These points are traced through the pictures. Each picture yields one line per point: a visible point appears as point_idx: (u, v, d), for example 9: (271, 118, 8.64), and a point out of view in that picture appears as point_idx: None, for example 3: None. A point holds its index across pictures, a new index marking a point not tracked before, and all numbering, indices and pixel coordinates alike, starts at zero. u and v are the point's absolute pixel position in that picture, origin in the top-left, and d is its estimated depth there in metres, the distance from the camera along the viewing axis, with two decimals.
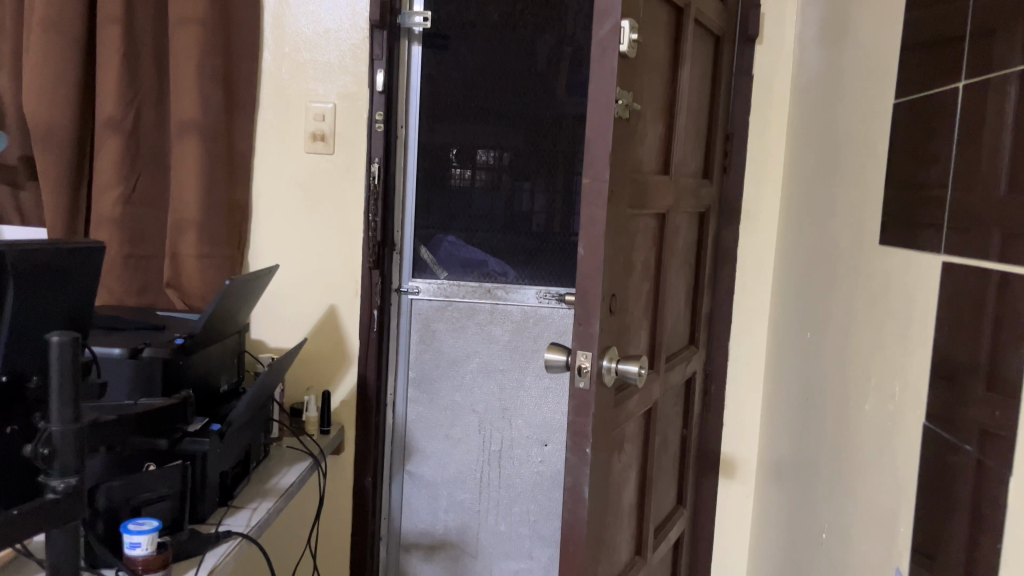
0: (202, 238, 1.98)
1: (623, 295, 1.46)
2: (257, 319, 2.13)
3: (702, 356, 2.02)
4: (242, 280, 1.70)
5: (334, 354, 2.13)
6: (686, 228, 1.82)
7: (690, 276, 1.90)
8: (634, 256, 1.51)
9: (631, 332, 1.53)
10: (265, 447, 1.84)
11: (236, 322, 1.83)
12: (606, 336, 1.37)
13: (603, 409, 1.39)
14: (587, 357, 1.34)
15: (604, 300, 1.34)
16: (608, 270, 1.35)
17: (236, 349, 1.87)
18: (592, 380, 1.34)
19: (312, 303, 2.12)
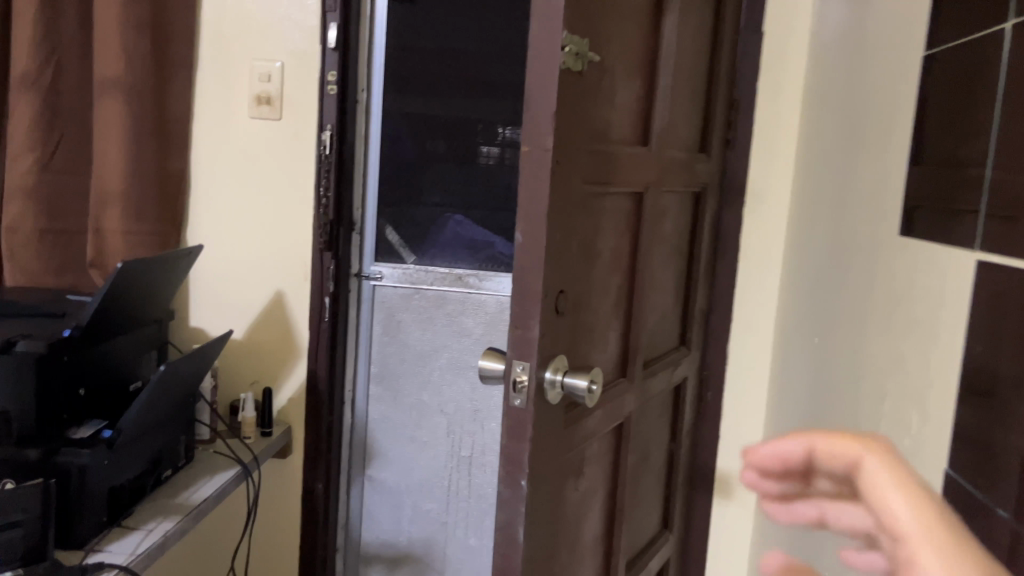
0: (128, 213, 1.75)
1: (579, 292, 1.20)
2: (195, 305, 1.90)
3: (695, 358, 1.75)
4: (150, 260, 1.47)
5: (280, 347, 1.89)
6: (674, 210, 1.54)
7: (681, 266, 1.63)
8: (597, 245, 1.24)
9: (591, 336, 1.26)
10: (186, 452, 1.62)
11: (153, 307, 1.60)
12: (550, 343, 1.11)
13: (546, 432, 1.13)
14: (524, 368, 1.08)
15: (546, 299, 1.08)
16: (553, 262, 1.09)
17: (155, 339, 1.64)
18: (529, 397, 1.08)
19: (257, 288, 1.88)
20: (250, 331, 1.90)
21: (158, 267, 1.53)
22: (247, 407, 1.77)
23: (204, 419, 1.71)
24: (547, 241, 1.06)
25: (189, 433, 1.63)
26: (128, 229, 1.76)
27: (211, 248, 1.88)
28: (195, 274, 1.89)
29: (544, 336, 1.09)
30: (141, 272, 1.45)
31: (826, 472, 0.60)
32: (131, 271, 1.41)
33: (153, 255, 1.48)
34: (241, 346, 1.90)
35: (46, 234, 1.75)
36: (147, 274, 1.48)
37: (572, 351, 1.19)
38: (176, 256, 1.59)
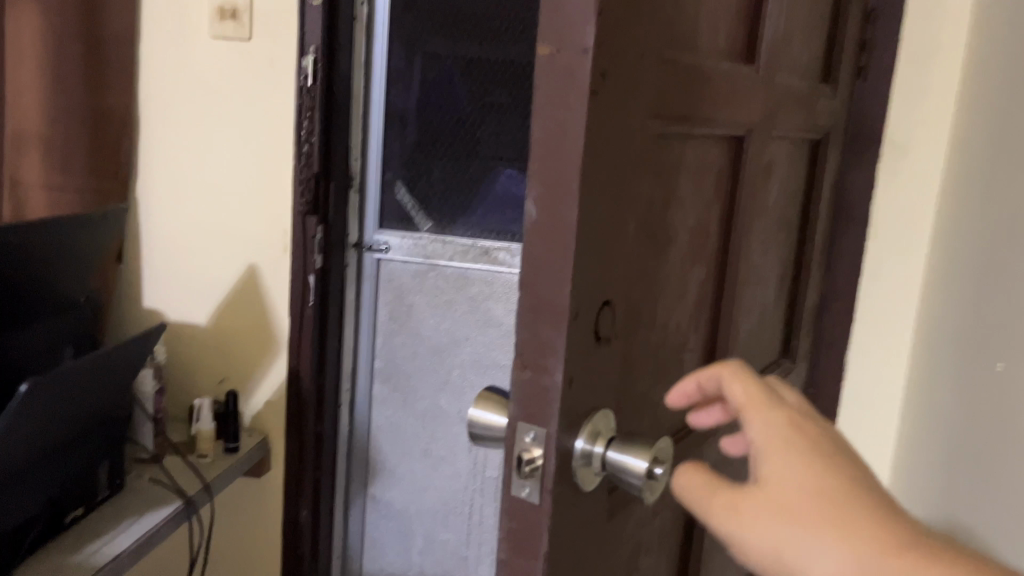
0: (53, 161, 1.36)
1: (637, 301, 0.73)
2: (149, 281, 1.48)
3: (800, 372, 1.28)
4: (17, 232, 1.06)
5: (254, 337, 1.47)
6: (785, 166, 1.06)
7: (788, 248, 1.14)
8: (669, 221, 0.77)
9: (656, 367, 0.80)
10: (107, 483, 1.22)
11: (56, 289, 1.18)
12: (586, 392, 0.65)
13: (576, 538, 0.68)
14: (538, 439, 0.63)
15: (577, 320, 0.62)
16: (593, 253, 0.62)
17: (71, 329, 1.23)
18: (546, 489, 0.63)
19: (225, 260, 1.46)
20: (217, 316, 1.48)
21: (42, 239, 1.11)
22: (203, 418, 1.36)
23: (144, 435, 1.33)
24: (579, 219, 0.60)
25: (111, 457, 1.23)
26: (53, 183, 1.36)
27: (167, 208, 1.46)
28: (147, 241, 1.48)
29: (575, 383, 0.63)
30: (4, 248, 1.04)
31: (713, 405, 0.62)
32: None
33: (25, 224, 1.07)
34: (206, 335, 1.48)
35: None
36: (20, 249, 1.07)
37: (624, 396, 0.73)
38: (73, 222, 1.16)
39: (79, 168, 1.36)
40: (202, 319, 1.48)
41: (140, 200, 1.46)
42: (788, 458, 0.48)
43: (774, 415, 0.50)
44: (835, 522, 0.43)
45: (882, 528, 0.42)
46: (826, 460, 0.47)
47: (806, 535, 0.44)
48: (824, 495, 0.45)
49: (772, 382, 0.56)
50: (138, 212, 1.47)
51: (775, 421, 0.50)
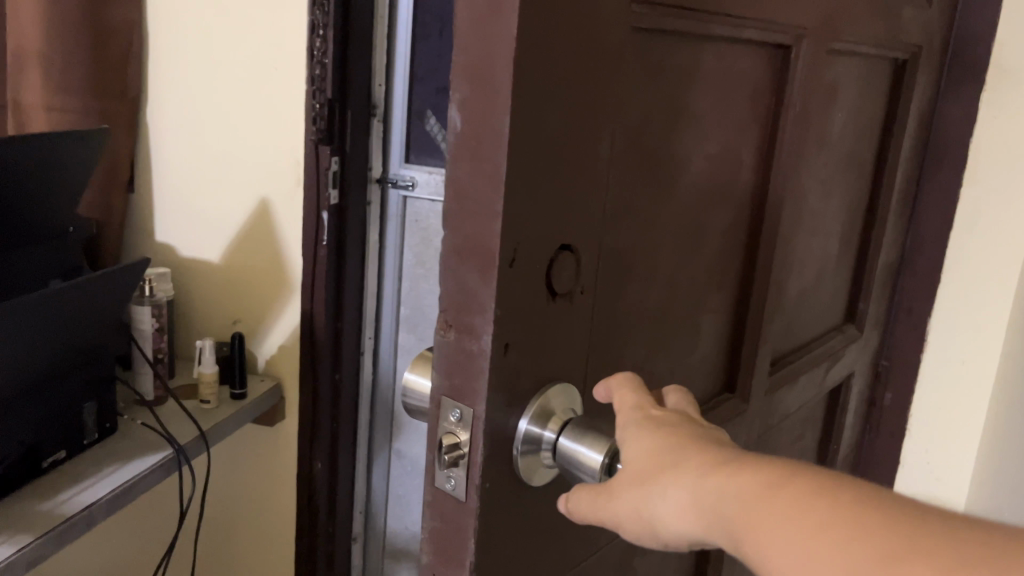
0: (52, 85, 1.26)
1: (622, 246, 0.56)
2: (160, 213, 1.41)
3: (869, 342, 1.09)
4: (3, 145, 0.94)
5: (267, 277, 1.38)
6: (854, 92, 0.86)
7: (858, 194, 0.95)
8: (676, 146, 0.59)
9: (656, 332, 0.63)
10: (93, 426, 1.14)
11: (39, 216, 1.07)
12: (535, 360, 0.50)
13: (520, 541, 0.54)
14: (463, 419, 0.49)
15: (515, 269, 0.46)
16: (540, 178, 0.46)
17: (55, 259, 1.13)
18: (473, 483, 0.49)
19: (236, 194, 1.36)
20: (229, 253, 1.39)
21: (31, 158, 0.99)
22: (205, 359, 1.27)
23: (143, 379, 1.24)
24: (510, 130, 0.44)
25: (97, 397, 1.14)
26: (54, 107, 1.27)
27: (177, 136, 1.36)
28: (158, 171, 1.39)
29: (514, 351, 0.48)
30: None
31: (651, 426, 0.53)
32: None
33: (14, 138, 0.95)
34: (218, 272, 1.40)
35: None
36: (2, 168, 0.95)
37: (600, 368, 0.57)
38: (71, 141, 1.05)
39: (80, 91, 1.27)
40: (214, 256, 1.40)
41: (150, 126, 1.37)
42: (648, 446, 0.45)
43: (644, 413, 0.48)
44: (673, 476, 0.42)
45: (707, 457, 0.42)
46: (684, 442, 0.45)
47: (653, 486, 0.43)
48: (666, 447, 0.44)
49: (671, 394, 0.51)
50: (149, 140, 1.38)
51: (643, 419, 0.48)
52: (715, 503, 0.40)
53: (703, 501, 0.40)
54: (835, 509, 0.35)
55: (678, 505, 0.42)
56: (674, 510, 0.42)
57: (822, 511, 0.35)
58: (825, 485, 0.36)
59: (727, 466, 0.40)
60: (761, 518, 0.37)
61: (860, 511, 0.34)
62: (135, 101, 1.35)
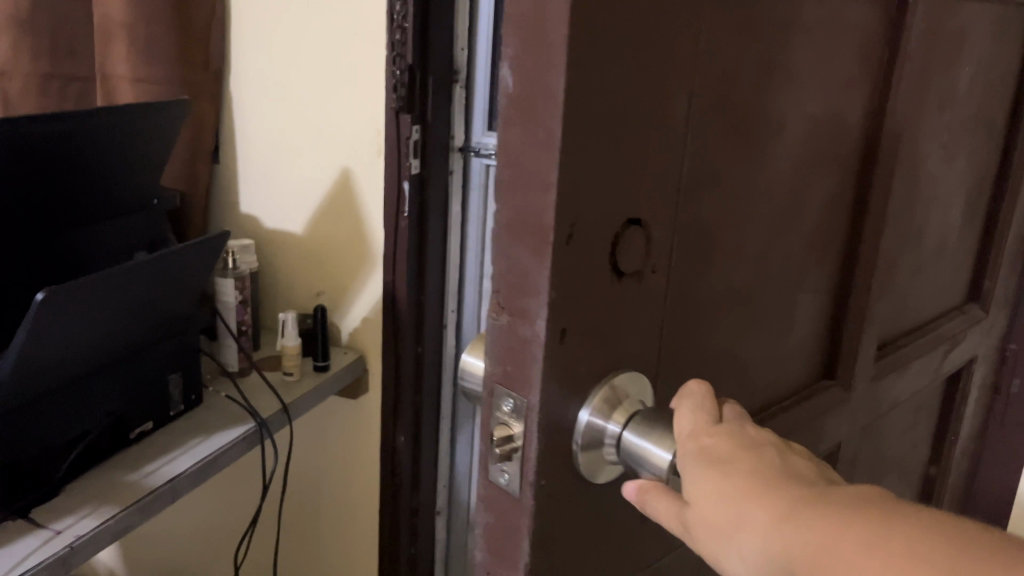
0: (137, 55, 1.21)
1: (709, 222, 0.49)
2: (244, 180, 1.37)
3: (994, 321, 0.97)
4: (86, 121, 0.89)
5: (351, 249, 1.33)
6: (988, 41, 0.75)
7: (984, 156, 0.84)
8: (771, 106, 0.51)
9: (749, 318, 0.55)
10: (179, 397, 1.06)
11: (122, 188, 1.02)
12: (601, 350, 0.43)
13: (583, 544, 0.48)
14: (519, 411, 0.43)
15: (571, 249, 0.40)
16: (604, 143, 0.40)
17: (137, 233, 1.07)
18: (529, 480, 0.43)
19: (318, 162, 1.31)
20: (313, 223, 1.34)
21: (117, 133, 0.94)
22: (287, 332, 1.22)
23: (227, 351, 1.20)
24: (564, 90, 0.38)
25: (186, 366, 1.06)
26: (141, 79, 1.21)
27: (262, 102, 1.31)
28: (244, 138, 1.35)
29: (574, 337, 0.42)
30: (62, 142, 0.87)
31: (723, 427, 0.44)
32: (36, 140, 0.84)
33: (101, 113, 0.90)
34: (303, 241, 1.36)
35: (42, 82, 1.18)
36: (83, 146, 0.90)
37: (680, 359, 0.50)
38: (154, 112, 0.98)
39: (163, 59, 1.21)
40: (299, 225, 1.36)
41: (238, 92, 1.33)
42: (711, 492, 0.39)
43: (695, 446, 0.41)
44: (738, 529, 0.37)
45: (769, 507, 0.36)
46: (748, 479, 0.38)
47: (720, 536, 0.38)
48: (719, 489, 0.39)
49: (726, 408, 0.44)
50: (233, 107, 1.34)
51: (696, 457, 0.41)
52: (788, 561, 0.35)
53: (774, 556, 0.36)
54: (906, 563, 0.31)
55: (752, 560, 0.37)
56: (746, 564, 0.37)
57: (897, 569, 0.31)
58: (911, 545, 0.32)
59: (797, 518, 0.35)
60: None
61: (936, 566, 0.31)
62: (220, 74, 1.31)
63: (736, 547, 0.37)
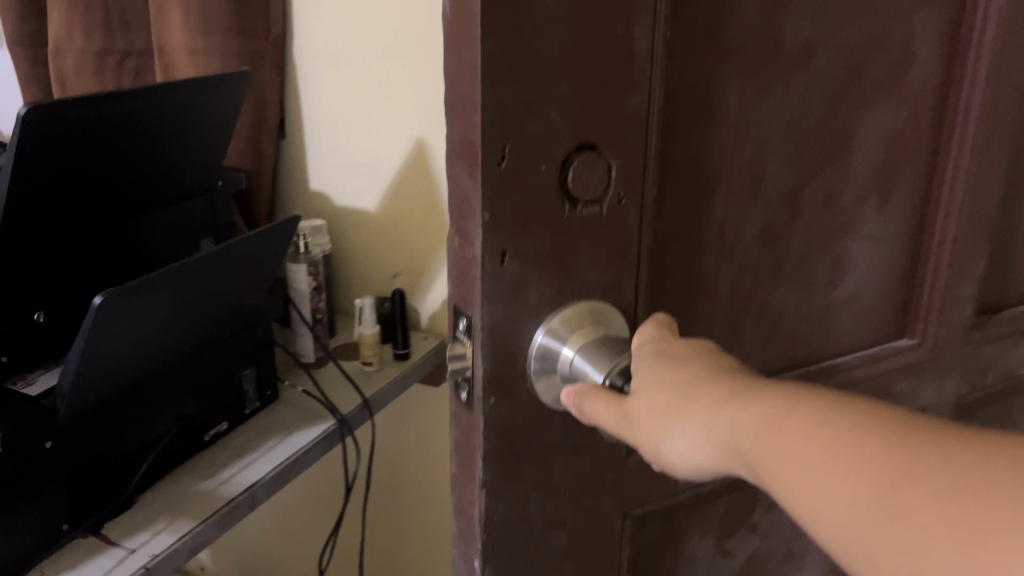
0: (220, 26, 0.83)
1: (702, 153, 0.41)
2: (313, 149, 0.94)
3: None
4: (151, 94, 0.61)
5: (431, 231, 0.92)
6: None
7: None
8: (794, 22, 0.42)
9: (775, 269, 0.47)
10: (254, 394, 0.78)
11: (192, 169, 0.72)
12: (556, 286, 0.37)
13: (557, 512, 0.41)
14: (473, 327, 0.36)
15: (508, 173, 0.34)
16: (542, 53, 0.33)
17: (201, 223, 0.76)
18: (477, 398, 0.37)
19: (384, 121, 0.89)
20: (388, 200, 0.93)
21: (190, 109, 0.66)
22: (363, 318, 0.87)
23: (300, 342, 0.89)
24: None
25: (265, 370, 0.79)
26: (207, 51, 0.84)
27: (322, 46, 0.88)
28: (311, 96, 0.92)
29: (518, 264, 0.35)
30: (117, 128, 0.60)
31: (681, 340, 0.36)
32: (89, 124, 0.57)
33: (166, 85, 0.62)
34: (379, 225, 0.94)
35: (99, 60, 0.88)
36: (148, 132, 0.63)
37: (668, 301, 0.43)
38: (227, 88, 0.69)
39: (227, 26, 0.83)
40: (371, 203, 0.94)
41: (295, 30, 0.89)
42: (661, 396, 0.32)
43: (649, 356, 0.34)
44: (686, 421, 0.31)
45: (719, 400, 0.30)
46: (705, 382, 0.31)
47: (665, 417, 0.32)
48: (667, 391, 0.32)
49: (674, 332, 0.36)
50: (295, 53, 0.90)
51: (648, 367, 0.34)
52: (746, 446, 0.29)
53: (727, 439, 0.30)
54: (890, 455, 0.26)
55: (700, 444, 0.31)
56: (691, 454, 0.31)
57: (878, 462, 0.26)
58: (880, 438, 0.26)
59: (745, 406, 0.29)
60: (800, 468, 0.27)
61: (923, 458, 0.25)
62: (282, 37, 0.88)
63: (683, 430, 0.31)
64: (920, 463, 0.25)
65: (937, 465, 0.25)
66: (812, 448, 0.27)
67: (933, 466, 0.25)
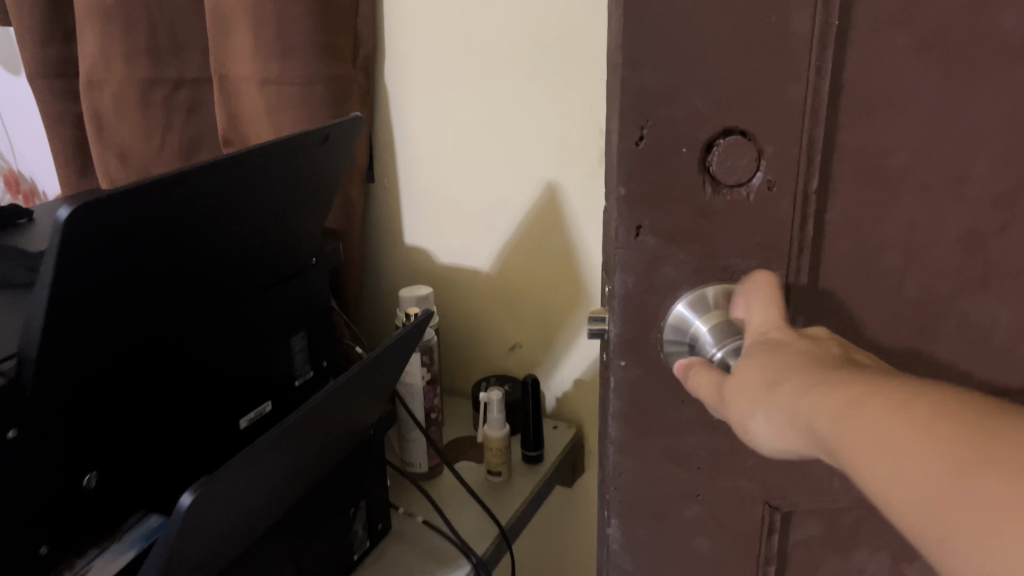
0: (293, 52, 0.75)
1: (882, 148, 0.38)
2: (411, 204, 0.89)
3: None
4: (242, 166, 0.49)
5: (562, 288, 0.86)
6: None
7: None
8: (1012, 12, 0.36)
9: (984, 276, 0.41)
10: (364, 534, 0.69)
11: (272, 256, 0.60)
12: (693, 263, 0.38)
13: (690, 481, 0.43)
14: (614, 294, 0.40)
15: (646, 153, 0.37)
16: (683, 42, 0.35)
17: (289, 317, 0.66)
18: (613, 360, 0.41)
19: (501, 176, 0.83)
20: (505, 261, 0.87)
21: (285, 180, 0.55)
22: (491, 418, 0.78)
23: (412, 449, 0.80)
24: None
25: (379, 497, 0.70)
26: (281, 81, 0.76)
27: (428, 102, 0.83)
28: (408, 145, 0.86)
29: (653, 237, 0.38)
30: (184, 222, 0.47)
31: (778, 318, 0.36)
32: (145, 225, 0.44)
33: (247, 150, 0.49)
34: (493, 290, 0.89)
35: (146, 92, 0.83)
36: (216, 222, 0.50)
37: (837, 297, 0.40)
38: (335, 145, 0.58)
39: (310, 52, 0.75)
40: (483, 264, 0.89)
41: (387, 70, 0.84)
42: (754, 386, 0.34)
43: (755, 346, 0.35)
44: (768, 404, 0.33)
45: (802, 391, 0.32)
46: (797, 374, 0.33)
47: (752, 400, 0.34)
48: (756, 380, 0.34)
49: (765, 300, 0.37)
50: (392, 111, 0.85)
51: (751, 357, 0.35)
52: (823, 428, 0.31)
53: (805, 419, 0.32)
54: (958, 455, 0.26)
55: (783, 426, 0.33)
56: (773, 435, 0.33)
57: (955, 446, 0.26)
58: (947, 450, 0.26)
59: (825, 400, 0.31)
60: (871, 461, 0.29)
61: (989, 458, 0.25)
62: (371, 59, 0.83)
63: (766, 410, 0.33)
64: (994, 448, 0.26)
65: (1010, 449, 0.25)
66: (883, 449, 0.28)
67: (1007, 452, 0.25)
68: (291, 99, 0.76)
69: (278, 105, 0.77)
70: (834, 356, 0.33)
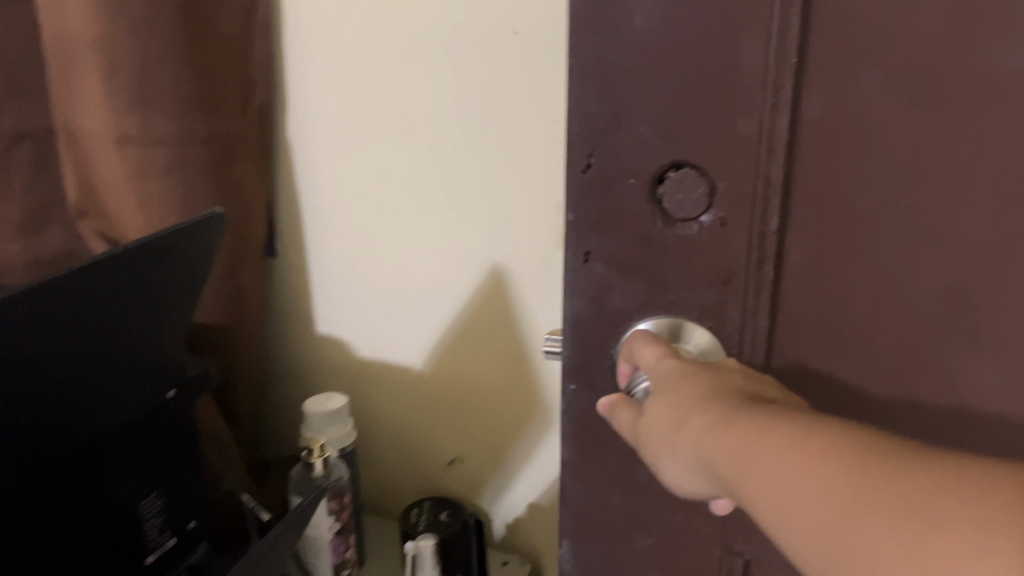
0: (160, 100, 0.58)
1: (846, 190, 0.35)
2: (322, 287, 0.77)
3: None
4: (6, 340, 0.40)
5: (520, 399, 0.75)
6: None
7: None
8: (1000, 49, 0.32)
9: (972, 337, 0.36)
10: None
11: (106, 420, 0.50)
12: (643, 293, 0.39)
13: (640, 510, 0.42)
14: (564, 322, 0.40)
15: (592, 182, 0.37)
16: (629, 73, 0.35)
17: (147, 467, 0.55)
18: (565, 384, 0.41)
19: (433, 258, 0.71)
20: (442, 356, 0.75)
21: (117, 294, 0.46)
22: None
23: None
24: (575, 12, 0.35)
25: None
26: (150, 138, 0.59)
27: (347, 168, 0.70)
28: (318, 212, 0.73)
29: (603, 263, 0.39)
30: None
31: (663, 355, 0.36)
32: None
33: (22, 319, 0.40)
34: (427, 389, 0.78)
35: None
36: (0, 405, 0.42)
37: (799, 344, 0.38)
38: (181, 256, 0.50)
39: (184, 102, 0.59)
40: (416, 359, 0.77)
41: (291, 120, 0.70)
42: (667, 424, 0.33)
43: (667, 376, 0.34)
44: (680, 438, 0.32)
45: (710, 427, 0.31)
46: (708, 412, 0.31)
47: (663, 435, 0.33)
48: (673, 412, 0.33)
49: (648, 348, 0.37)
50: (296, 184, 0.72)
51: (664, 391, 0.34)
52: (725, 470, 0.30)
53: (709, 463, 0.31)
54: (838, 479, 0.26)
55: (692, 468, 0.32)
56: (683, 472, 0.33)
57: (833, 479, 0.26)
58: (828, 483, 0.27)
59: (729, 437, 0.30)
60: (767, 502, 0.28)
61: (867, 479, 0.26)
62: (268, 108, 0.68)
63: (674, 453, 0.32)
64: (871, 471, 0.26)
65: (887, 484, 0.26)
66: (771, 487, 0.28)
67: (882, 471, 0.26)
68: (165, 163, 0.60)
69: (148, 168, 0.59)
70: (742, 390, 0.33)
